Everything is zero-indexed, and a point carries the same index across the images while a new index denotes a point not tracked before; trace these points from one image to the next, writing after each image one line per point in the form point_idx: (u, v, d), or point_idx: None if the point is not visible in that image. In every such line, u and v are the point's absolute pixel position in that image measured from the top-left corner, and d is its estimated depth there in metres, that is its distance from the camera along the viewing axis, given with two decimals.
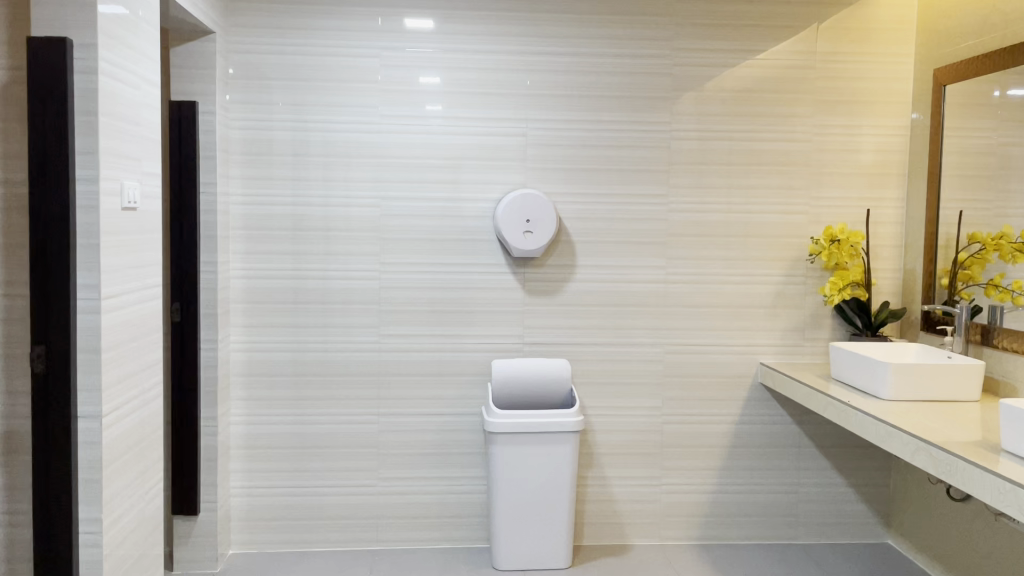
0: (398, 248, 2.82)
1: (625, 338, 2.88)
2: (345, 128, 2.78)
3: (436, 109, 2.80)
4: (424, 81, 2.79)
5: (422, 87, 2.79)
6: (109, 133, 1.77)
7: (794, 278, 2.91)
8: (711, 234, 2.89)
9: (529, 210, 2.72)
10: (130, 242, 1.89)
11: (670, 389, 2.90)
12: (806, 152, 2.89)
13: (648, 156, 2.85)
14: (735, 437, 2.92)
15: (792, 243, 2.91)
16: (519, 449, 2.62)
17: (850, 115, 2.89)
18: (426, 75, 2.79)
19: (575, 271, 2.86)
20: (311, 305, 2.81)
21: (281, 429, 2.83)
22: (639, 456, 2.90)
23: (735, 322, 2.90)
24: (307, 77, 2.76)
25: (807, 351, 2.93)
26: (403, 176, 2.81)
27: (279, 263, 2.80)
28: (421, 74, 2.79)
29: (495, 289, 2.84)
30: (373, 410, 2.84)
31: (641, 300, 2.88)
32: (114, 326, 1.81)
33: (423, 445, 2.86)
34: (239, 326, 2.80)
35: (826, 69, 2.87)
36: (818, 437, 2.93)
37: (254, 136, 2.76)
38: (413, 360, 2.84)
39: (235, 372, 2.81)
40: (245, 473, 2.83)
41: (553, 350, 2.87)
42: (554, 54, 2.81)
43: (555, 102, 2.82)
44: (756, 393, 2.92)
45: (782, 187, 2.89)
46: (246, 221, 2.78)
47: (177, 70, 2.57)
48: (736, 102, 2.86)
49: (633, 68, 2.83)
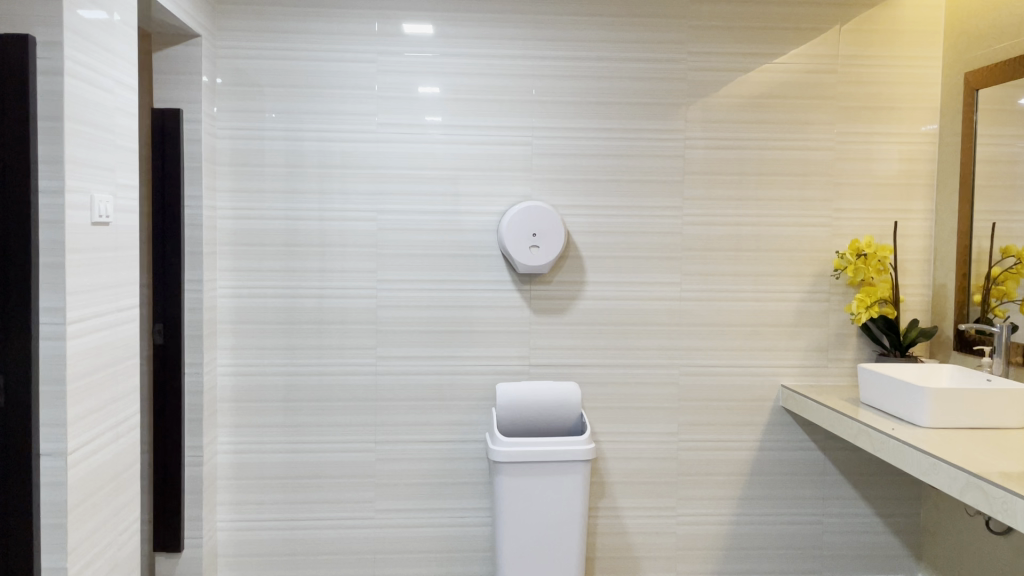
0: (397, 265, 2.65)
1: (638, 359, 2.71)
2: (340, 138, 2.63)
3: (436, 121, 2.64)
4: (423, 90, 2.63)
5: (420, 96, 2.63)
6: (76, 142, 1.61)
7: (817, 294, 2.74)
8: (729, 248, 2.72)
9: (535, 223, 2.55)
10: (102, 260, 1.72)
11: (687, 413, 2.72)
12: (829, 161, 2.73)
13: (661, 165, 2.69)
14: (755, 464, 2.74)
15: (814, 258, 2.74)
16: (527, 479, 2.45)
17: (873, 122, 2.73)
18: (427, 83, 2.63)
19: (584, 287, 2.69)
20: (305, 325, 2.64)
21: (273, 459, 2.65)
22: (655, 485, 2.72)
23: (755, 341, 2.73)
24: (300, 83, 2.60)
25: (831, 373, 2.76)
26: (402, 188, 2.64)
27: (270, 281, 2.63)
28: (420, 83, 2.63)
29: (499, 307, 2.68)
30: (370, 438, 2.67)
31: (655, 319, 2.71)
32: (83, 353, 1.64)
33: (423, 475, 2.69)
34: (227, 348, 2.63)
35: (848, 73, 2.71)
36: (844, 463, 2.76)
37: (243, 146, 2.60)
38: (413, 384, 2.67)
39: (222, 398, 2.63)
40: (233, 506, 2.65)
41: (561, 373, 2.70)
42: (560, 59, 2.65)
43: (559, 109, 2.66)
44: (779, 418, 2.74)
45: (803, 199, 2.73)
46: (235, 236, 2.61)
47: (160, 75, 2.41)
48: (753, 109, 2.70)
49: (643, 74, 2.67)
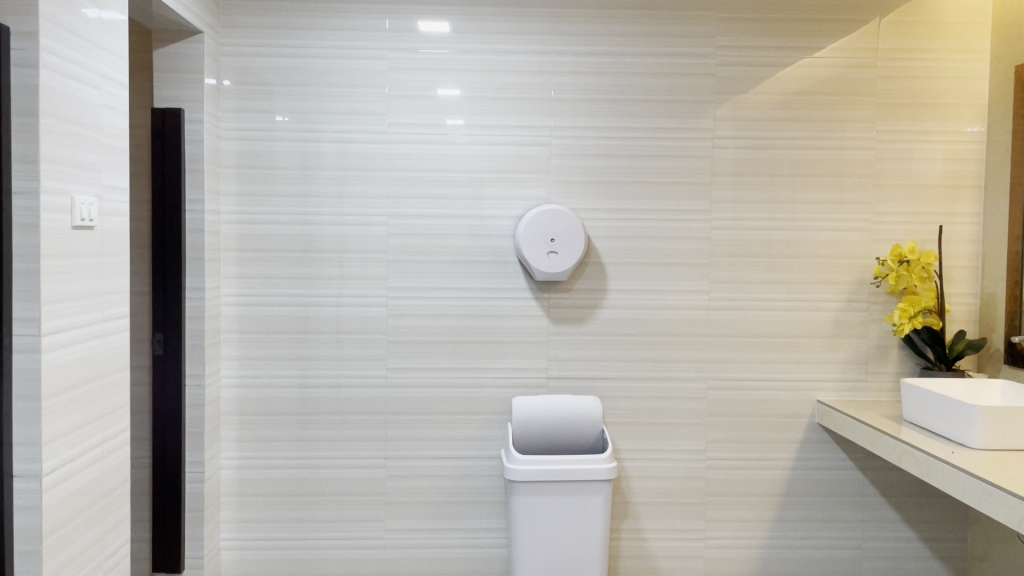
0: (410, 272, 2.52)
1: (663, 372, 2.56)
2: (350, 139, 2.51)
3: (458, 123, 2.51)
4: (443, 92, 2.51)
5: (440, 99, 2.51)
6: (55, 140, 1.50)
7: (856, 304, 2.57)
8: (761, 254, 2.56)
9: (554, 227, 2.41)
10: (84, 266, 1.61)
11: (716, 430, 2.56)
12: (868, 161, 2.56)
13: (688, 166, 2.54)
14: (789, 485, 2.57)
15: (853, 265, 2.57)
16: (544, 499, 2.30)
17: (916, 120, 2.56)
18: (446, 83, 2.51)
19: (606, 295, 2.55)
20: (313, 335, 2.52)
21: (279, 474, 2.53)
22: (681, 506, 2.57)
23: (789, 354, 2.57)
24: (308, 82, 2.49)
25: (871, 388, 2.58)
26: (414, 192, 2.52)
27: (276, 289, 2.51)
28: (439, 85, 2.51)
29: (517, 316, 2.54)
30: (380, 453, 2.54)
31: (681, 329, 2.56)
32: (61, 367, 1.53)
33: (436, 493, 2.55)
34: (231, 359, 2.52)
35: (888, 68, 2.54)
36: (884, 484, 2.58)
37: (250, 148, 2.49)
38: (426, 397, 2.54)
39: (227, 411, 2.52)
40: (237, 524, 2.54)
41: (582, 386, 2.56)
42: (582, 55, 2.51)
43: (579, 107, 2.52)
44: (814, 435, 2.57)
45: (839, 202, 2.57)
46: (240, 241, 2.50)
47: (160, 73, 2.30)
48: (787, 106, 2.54)
49: (671, 69, 2.52)
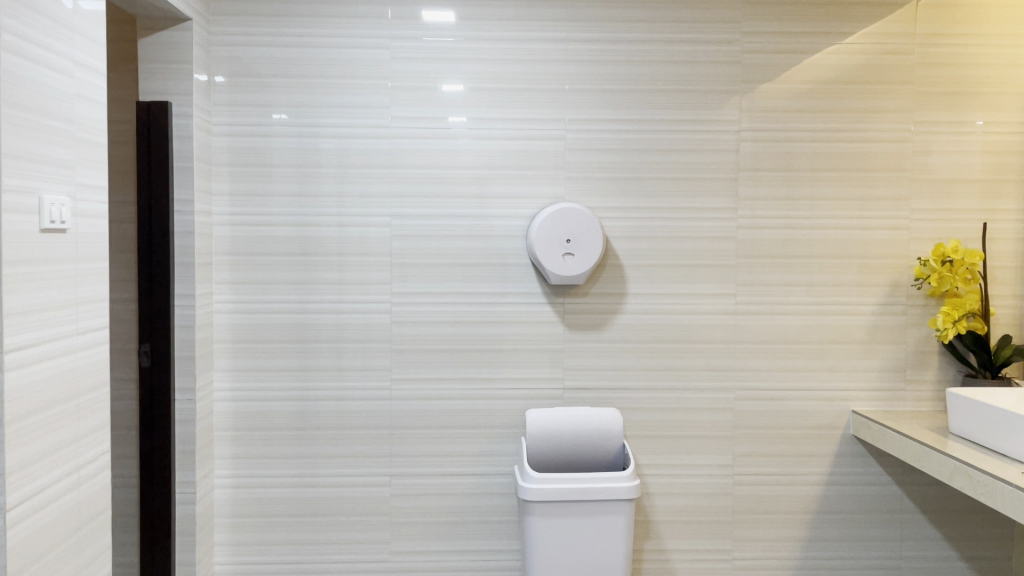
0: (415, 276, 2.36)
1: (686, 382, 2.39)
2: (351, 135, 2.34)
3: (461, 121, 2.35)
4: (446, 88, 2.34)
5: (442, 97, 2.34)
6: (19, 133, 1.33)
7: (892, 307, 2.40)
8: (790, 255, 2.39)
9: (569, 226, 2.25)
10: (54, 274, 1.45)
11: (743, 443, 2.40)
12: (904, 155, 2.40)
13: (711, 162, 2.38)
14: (822, 501, 2.41)
15: (888, 266, 2.40)
16: (562, 521, 2.14)
17: (955, 110, 2.39)
18: (449, 79, 2.34)
19: (624, 299, 2.38)
20: (313, 344, 2.36)
21: (276, 493, 2.37)
22: (706, 525, 2.40)
23: (821, 361, 2.40)
24: (305, 73, 2.33)
25: (909, 397, 2.41)
26: (419, 190, 2.35)
27: (272, 296, 2.35)
28: (442, 82, 2.34)
29: (529, 323, 2.38)
30: (384, 470, 2.38)
31: (705, 336, 2.39)
32: (28, 387, 1.37)
33: (444, 513, 2.39)
34: (225, 370, 2.35)
35: (925, 54, 2.38)
36: (923, 500, 2.41)
37: (244, 144, 2.33)
38: (433, 410, 2.37)
39: (221, 427, 2.35)
40: (232, 547, 2.37)
41: (599, 397, 2.39)
42: (597, 43, 2.35)
43: (594, 99, 2.36)
44: (848, 449, 2.41)
45: (873, 198, 2.40)
46: (233, 244, 2.34)
47: (145, 64, 2.14)
48: (817, 96, 2.37)
49: (692, 57, 2.36)
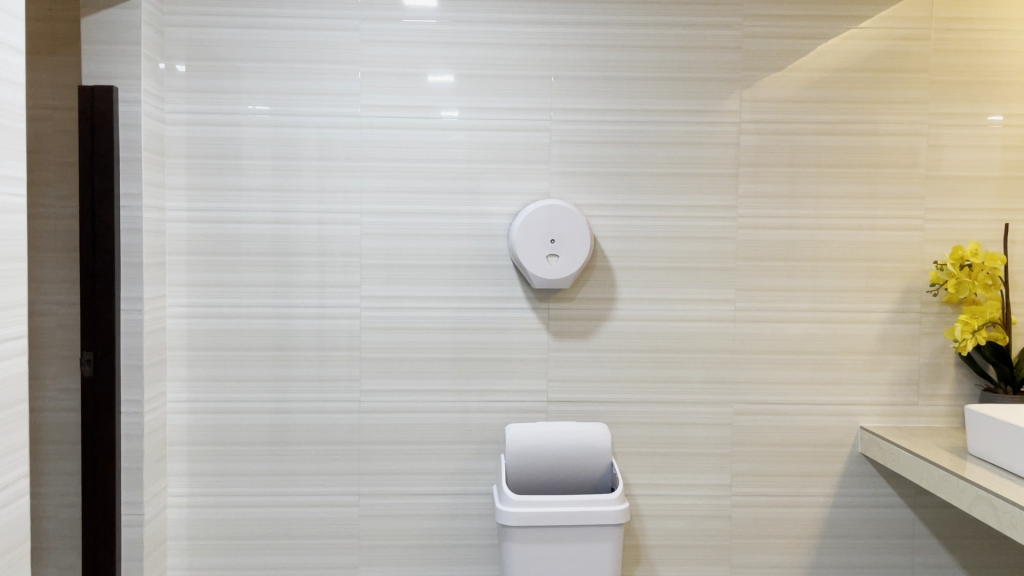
0: (387, 279, 2.17)
1: (681, 395, 2.20)
2: (318, 124, 2.15)
3: (454, 115, 2.16)
4: (434, 80, 2.16)
5: (430, 88, 2.16)
6: None
7: (904, 315, 2.22)
8: (794, 258, 2.21)
9: (553, 225, 2.06)
10: None
11: (742, 461, 2.21)
12: (919, 149, 2.21)
13: (710, 156, 2.19)
14: (827, 525, 2.22)
15: (901, 270, 2.22)
16: (542, 547, 1.95)
17: (975, 101, 2.20)
18: (437, 70, 2.16)
19: (614, 305, 2.20)
20: (276, 352, 2.17)
21: (235, 514, 2.18)
22: (701, 550, 2.22)
23: (826, 373, 2.22)
24: (268, 57, 2.14)
25: (922, 412, 2.23)
26: (394, 185, 2.17)
27: (233, 299, 2.16)
28: (429, 71, 2.16)
29: (512, 330, 2.19)
30: (353, 489, 2.19)
31: (702, 345, 2.20)
32: None
33: (418, 535, 2.20)
34: (180, 380, 2.16)
35: (943, 40, 2.19)
36: (936, 524, 2.23)
37: (201, 134, 2.14)
38: (406, 425, 2.19)
39: (175, 441, 2.17)
40: (187, 571, 2.19)
41: (587, 411, 2.20)
42: (586, 26, 2.16)
43: (583, 87, 2.17)
44: (856, 469, 2.22)
45: (885, 196, 2.21)
46: (189, 243, 2.15)
47: (89, 46, 1.95)
48: (824, 85, 2.19)
49: (689, 42, 2.17)
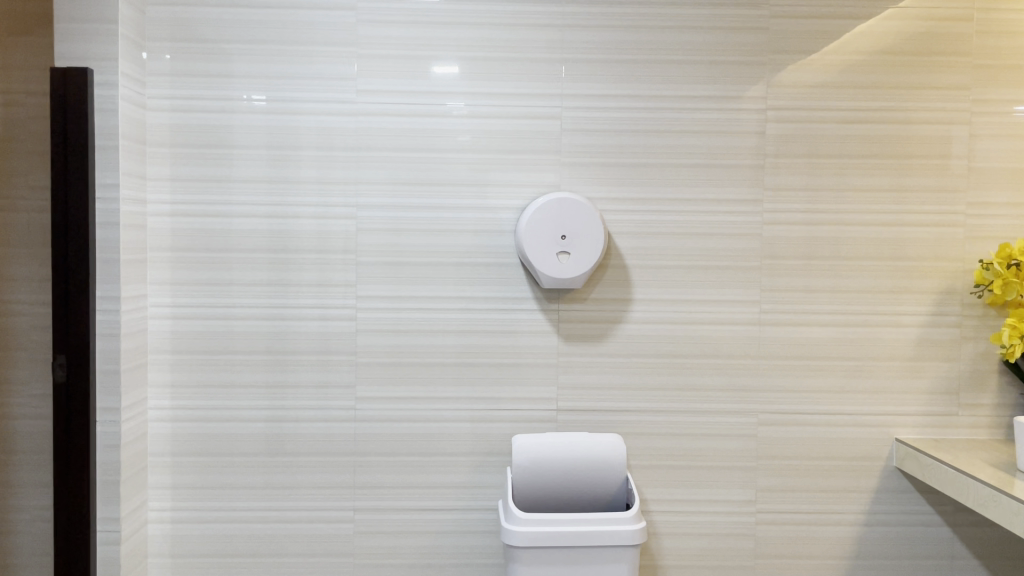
0: (385, 278, 2.02)
1: (702, 404, 2.05)
2: (311, 112, 2.00)
3: (459, 105, 2.01)
4: (439, 70, 2.00)
5: (433, 74, 2.00)
6: None
7: (943, 319, 2.06)
8: (824, 256, 2.05)
9: (564, 220, 1.91)
10: None
11: (767, 475, 2.05)
12: (960, 139, 2.04)
13: (733, 145, 2.03)
14: (858, 545, 2.06)
15: (939, 270, 2.05)
16: (551, 570, 1.79)
17: (1020, 87, 2.04)
18: (443, 58, 2.00)
19: (629, 306, 2.04)
20: (265, 356, 2.02)
21: (222, 530, 2.03)
22: (722, 571, 2.06)
23: (858, 381, 2.05)
24: (257, 38, 1.99)
25: (962, 424, 2.06)
26: (392, 178, 2.01)
27: (220, 300, 2.01)
28: (432, 57, 2.00)
29: (520, 334, 2.04)
30: (347, 504, 2.04)
31: (723, 349, 2.05)
32: None
33: (417, 554, 2.05)
34: (163, 386, 2.02)
35: (985, 21, 2.02)
36: (976, 544, 2.07)
37: (185, 121, 1.99)
38: (405, 435, 2.03)
39: (157, 451, 2.02)
40: None
41: (600, 421, 2.05)
42: (599, 5, 2.00)
43: (596, 72, 2.01)
44: (890, 484, 2.06)
45: (921, 189, 2.05)
46: (172, 239, 2.00)
47: (62, 24, 1.82)
48: (857, 69, 2.03)
49: (711, 22, 2.01)
